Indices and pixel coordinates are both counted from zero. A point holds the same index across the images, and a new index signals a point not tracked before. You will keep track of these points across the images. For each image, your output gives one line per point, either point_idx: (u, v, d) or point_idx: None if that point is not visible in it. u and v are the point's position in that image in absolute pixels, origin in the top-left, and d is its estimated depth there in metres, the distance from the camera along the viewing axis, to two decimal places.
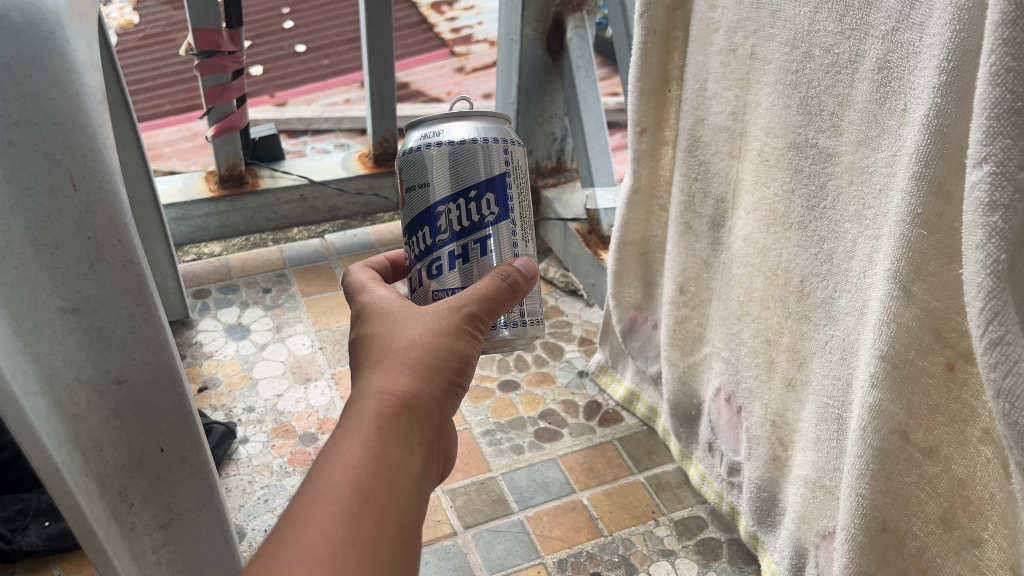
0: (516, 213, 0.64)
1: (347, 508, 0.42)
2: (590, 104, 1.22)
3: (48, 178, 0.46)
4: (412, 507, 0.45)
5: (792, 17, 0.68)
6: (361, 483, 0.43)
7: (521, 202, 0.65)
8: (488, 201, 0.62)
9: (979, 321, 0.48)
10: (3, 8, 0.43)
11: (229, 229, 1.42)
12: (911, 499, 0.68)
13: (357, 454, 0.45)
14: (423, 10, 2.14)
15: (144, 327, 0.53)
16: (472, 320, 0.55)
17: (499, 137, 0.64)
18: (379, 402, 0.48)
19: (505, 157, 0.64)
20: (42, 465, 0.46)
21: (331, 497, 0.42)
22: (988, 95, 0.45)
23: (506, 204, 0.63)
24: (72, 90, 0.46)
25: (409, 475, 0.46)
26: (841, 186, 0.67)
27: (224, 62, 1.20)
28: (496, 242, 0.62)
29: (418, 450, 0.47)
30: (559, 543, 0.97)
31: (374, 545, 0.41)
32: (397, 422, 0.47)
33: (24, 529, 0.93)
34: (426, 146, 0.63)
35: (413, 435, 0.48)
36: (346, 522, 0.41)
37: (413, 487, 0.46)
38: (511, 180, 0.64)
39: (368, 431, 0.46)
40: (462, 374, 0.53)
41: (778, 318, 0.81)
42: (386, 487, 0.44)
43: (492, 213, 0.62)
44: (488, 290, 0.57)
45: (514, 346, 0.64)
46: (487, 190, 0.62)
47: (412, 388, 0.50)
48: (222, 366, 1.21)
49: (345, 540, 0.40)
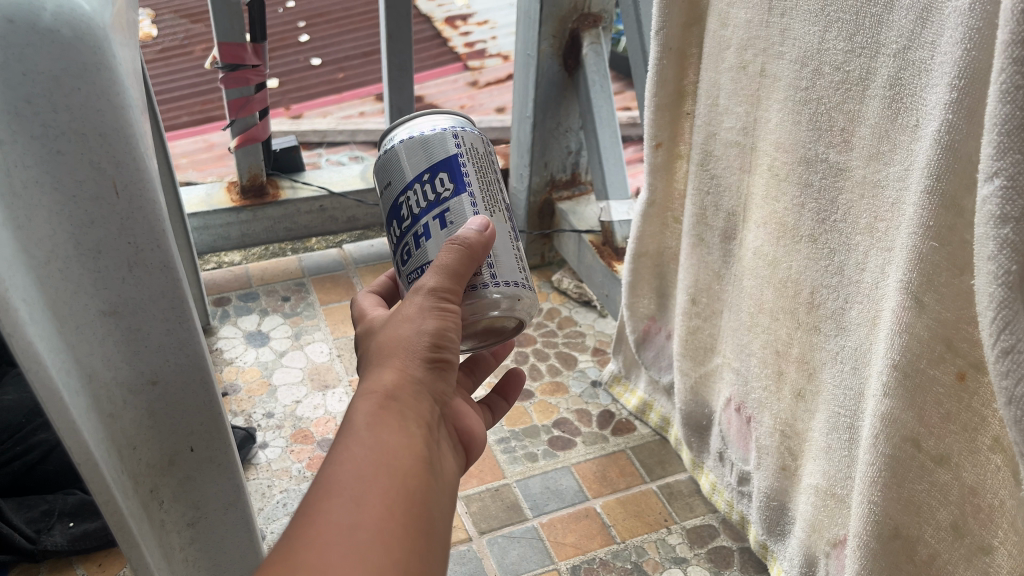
0: (475, 186, 0.65)
1: (351, 496, 0.44)
2: (605, 118, 1.24)
3: (92, 186, 0.48)
4: (420, 483, 0.47)
5: (802, 36, 0.70)
6: (359, 473, 0.45)
7: (483, 179, 0.66)
8: (441, 179, 0.64)
9: (991, 330, 0.50)
10: (54, 24, 0.44)
11: (249, 239, 1.45)
12: (922, 507, 0.69)
13: (353, 449, 0.46)
14: (437, 24, 2.17)
15: (178, 329, 0.55)
16: (437, 293, 0.57)
17: (451, 124, 0.67)
18: (368, 399, 0.50)
19: (456, 139, 0.66)
20: (83, 460, 0.48)
21: (333, 492, 0.44)
22: (999, 112, 0.46)
23: (463, 179, 0.65)
24: (117, 102, 0.48)
25: (410, 455, 0.48)
26: (852, 200, 0.69)
27: (247, 75, 1.23)
28: (455, 215, 0.63)
29: (416, 432, 0.50)
30: (573, 549, 0.99)
31: (385, 523, 0.43)
32: (388, 412, 0.49)
33: (49, 529, 0.95)
34: (388, 147, 0.67)
35: (407, 420, 0.50)
36: (354, 509, 0.43)
37: (417, 465, 0.48)
38: (467, 159, 0.66)
39: (359, 426, 0.48)
40: (447, 348, 0.55)
41: (790, 330, 0.82)
42: (387, 470, 0.46)
43: (448, 188, 0.64)
44: (443, 261, 0.58)
45: (508, 311, 0.64)
46: (439, 169, 0.64)
47: (398, 380, 0.52)
48: (242, 373, 1.23)
49: (354, 524, 0.42)
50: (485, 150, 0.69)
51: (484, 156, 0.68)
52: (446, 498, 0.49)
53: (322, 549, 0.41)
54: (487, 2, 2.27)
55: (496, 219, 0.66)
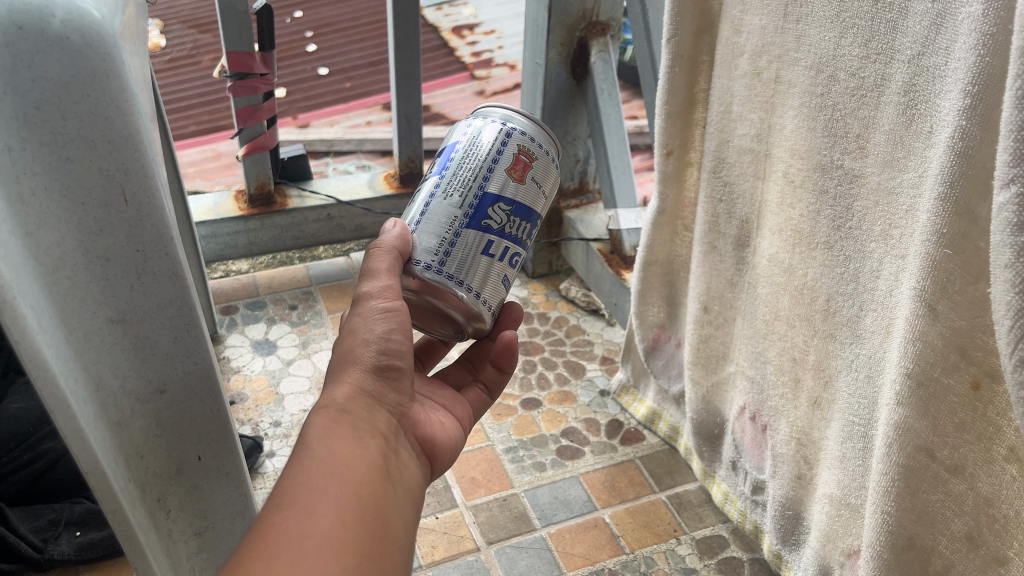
0: (448, 171, 0.67)
1: (307, 505, 0.45)
2: (613, 126, 1.24)
3: (101, 194, 0.48)
4: (377, 487, 0.49)
5: (817, 42, 0.70)
6: (312, 480, 0.47)
7: (465, 164, 0.67)
8: (434, 164, 0.70)
9: (1008, 339, 0.49)
10: (64, 31, 0.44)
11: (257, 247, 1.45)
12: (937, 518, 0.68)
13: (307, 460, 0.48)
14: (445, 34, 2.17)
15: (186, 337, 0.55)
16: (378, 297, 0.61)
17: (479, 116, 0.70)
18: (321, 414, 0.53)
19: (465, 129, 0.69)
20: (90, 470, 0.48)
21: (288, 501, 0.45)
22: (1014, 118, 0.46)
23: (443, 164, 0.68)
24: (127, 109, 0.48)
25: (364, 465, 0.50)
26: (867, 207, 0.69)
27: (256, 84, 1.23)
28: (419, 194, 0.69)
29: (369, 442, 0.52)
30: (582, 560, 0.98)
31: (339, 526, 0.45)
32: (340, 423, 0.52)
33: (55, 538, 0.95)
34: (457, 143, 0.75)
35: (359, 430, 0.53)
36: (308, 515, 0.44)
37: (371, 472, 0.50)
38: (462, 146, 0.68)
39: (312, 439, 0.50)
40: (395, 356, 0.59)
41: (805, 337, 0.82)
42: (341, 476, 0.48)
43: (431, 171, 0.69)
44: (372, 264, 0.62)
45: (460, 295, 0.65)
46: (438, 154, 0.71)
47: (348, 397, 0.55)
48: (248, 382, 1.23)
49: (312, 529, 0.44)
50: (495, 143, 0.68)
51: (488, 147, 0.67)
52: (405, 504, 0.51)
53: (279, 550, 0.42)
54: (495, 11, 2.28)
55: (445, 206, 0.66)
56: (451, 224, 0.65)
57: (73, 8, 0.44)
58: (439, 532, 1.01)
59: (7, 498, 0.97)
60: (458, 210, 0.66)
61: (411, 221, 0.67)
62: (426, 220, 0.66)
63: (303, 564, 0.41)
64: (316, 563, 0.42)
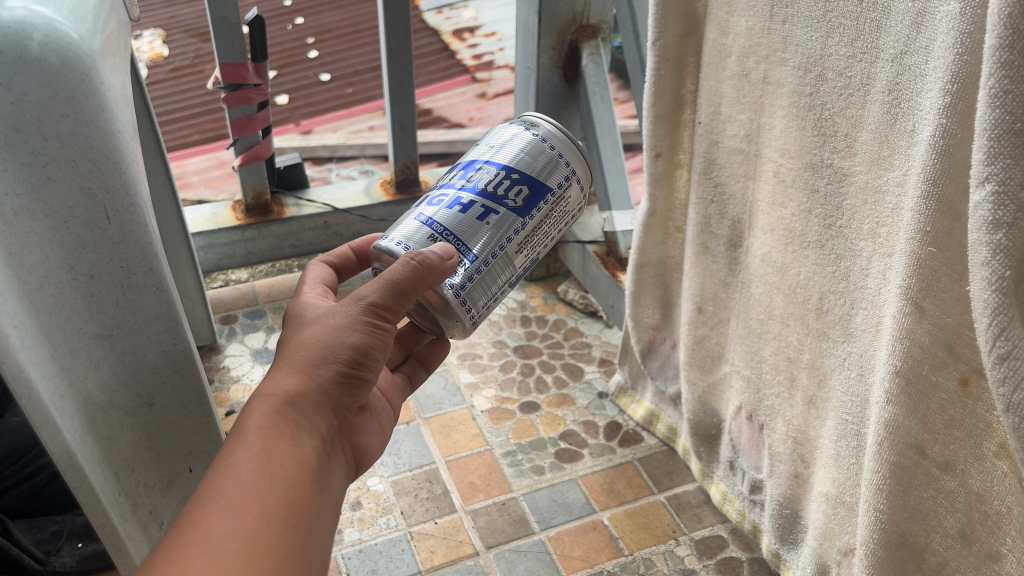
0: (531, 225, 0.69)
1: (229, 505, 0.47)
2: (606, 128, 1.24)
3: (83, 212, 0.49)
4: (304, 494, 0.51)
5: (804, 42, 0.70)
6: (242, 478, 0.49)
7: (545, 227, 0.70)
8: (519, 190, 0.68)
9: (987, 337, 0.49)
10: (42, 53, 0.45)
11: (254, 256, 1.46)
12: (929, 515, 0.68)
13: (242, 455, 0.50)
14: (445, 37, 2.18)
15: (172, 351, 0.56)
16: (374, 307, 0.57)
17: (572, 173, 0.72)
18: (266, 404, 0.53)
19: (561, 182, 0.71)
20: (78, 484, 0.49)
21: (213, 498, 0.47)
22: (988, 116, 0.46)
23: (530, 209, 0.69)
24: (106, 128, 0.48)
25: (298, 467, 0.52)
26: (856, 206, 0.69)
27: (249, 95, 1.23)
28: (497, 221, 0.67)
29: (308, 442, 0.53)
30: (581, 563, 0.99)
31: (262, 528, 0.47)
32: (282, 418, 0.53)
33: (57, 550, 0.96)
34: (517, 134, 0.71)
35: (300, 429, 0.54)
36: (233, 514, 0.47)
37: (302, 475, 0.52)
38: (551, 201, 0.70)
39: (251, 431, 0.52)
40: (365, 366, 0.57)
41: (798, 335, 0.82)
42: (269, 480, 0.50)
43: (517, 200, 0.68)
44: (389, 275, 0.58)
45: (455, 319, 0.66)
46: (525, 184, 0.69)
47: (297, 388, 0.55)
48: (249, 391, 1.24)
49: (229, 533, 0.46)
50: (565, 218, 0.73)
51: (560, 218, 0.72)
52: (329, 511, 0.53)
53: (198, 549, 0.44)
54: (496, 13, 2.27)
55: (513, 261, 0.68)
56: (503, 282, 0.69)
57: (51, 30, 0.45)
58: (438, 537, 1.01)
59: (10, 510, 0.98)
60: (516, 271, 0.69)
61: (481, 255, 0.66)
62: (493, 266, 0.67)
63: (219, 568, 0.44)
64: (231, 569, 0.44)
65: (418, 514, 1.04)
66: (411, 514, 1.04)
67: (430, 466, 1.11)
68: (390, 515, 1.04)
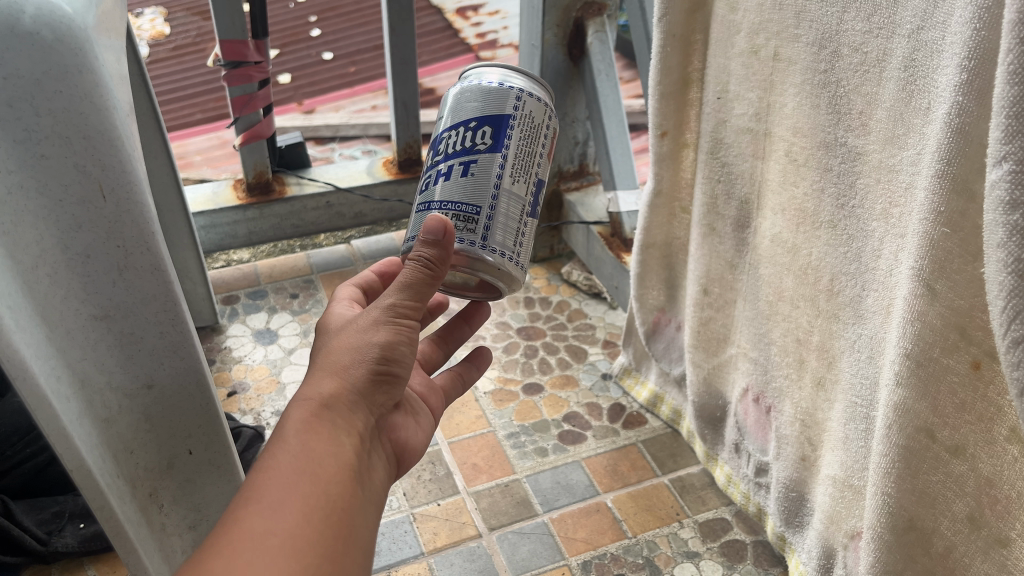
0: (511, 153, 0.65)
1: (270, 505, 0.46)
2: (611, 106, 1.24)
3: (78, 190, 0.48)
4: (346, 491, 0.50)
5: (819, 18, 0.68)
6: (282, 480, 0.48)
7: (526, 146, 0.67)
8: (484, 131, 0.65)
9: (1002, 319, 0.48)
10: (34, 27, 0.44)
11: (256, 237, 1.44)
12: (937, 499, 0.67)
13: (279, 458, 0.49)
14: (449, 15, 2.15)
15: (172, 332, 0.55)
16: (397, 307, 0.56)
17: (526, 92, 0.68)
18: (301, 407, 0.53)
19: (518, 103, 0.67)
20: (76, 467, 0.49)
21: (254, 499, 0.47)
22: (1008, 94, 0.45)
23: (503, 139, 0.65)
24: (100, 104, 0.47)
25: (336, 466, 0.51)
26: (869, 185, 0.67)
27: (250, 72, 1.22)
28: (480, 168, 0.64)
29: (346, 442, 0.53)
30: (584, 545, 0.98)
31: (303, 526, 0.46)
32: (320, 419, 0.52)
33: (59, 531, 0.95)
34: (457, 91, 0.68)
35: (338, 429, 0.53)
36: (274, 514, 0.46)
37: (341, 473, 0.51)
38: (520, 124, 0.67)
39: (288, 433, 0.51)
40: (396, 363, 0.57)
41: (809, 318, 0.81)
42: (309, 479, 0.49)
43: (486, 141, 0.65)
44: (404, 275, 0.56)
45: (499, 268, 0.64)
46: (485, 122, 0.65)
47: (333, 390, 0.54)
48: (250, 371, 1.23)
49: (272, 531, 0.45)
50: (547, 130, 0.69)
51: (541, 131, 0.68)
52: (370, 507, 0.53)
53: (246, 545, 0.44)
54: None
55: (519, 192, 0.66)
56: (520, 213, 0.66)
57: (43, 3, 0.44)
58: (441, 519, 1.01)
59: (11, 491, 0.98)
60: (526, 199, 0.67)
61: (486, 203, 0.64)
62: (502, 206, 0.64)
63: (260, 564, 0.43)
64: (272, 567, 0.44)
65: (421, 496, 1.04)
66: (414, 496, 1.04)
67: (432, 448, 1.11)
68: (393, 497, 1.04)
